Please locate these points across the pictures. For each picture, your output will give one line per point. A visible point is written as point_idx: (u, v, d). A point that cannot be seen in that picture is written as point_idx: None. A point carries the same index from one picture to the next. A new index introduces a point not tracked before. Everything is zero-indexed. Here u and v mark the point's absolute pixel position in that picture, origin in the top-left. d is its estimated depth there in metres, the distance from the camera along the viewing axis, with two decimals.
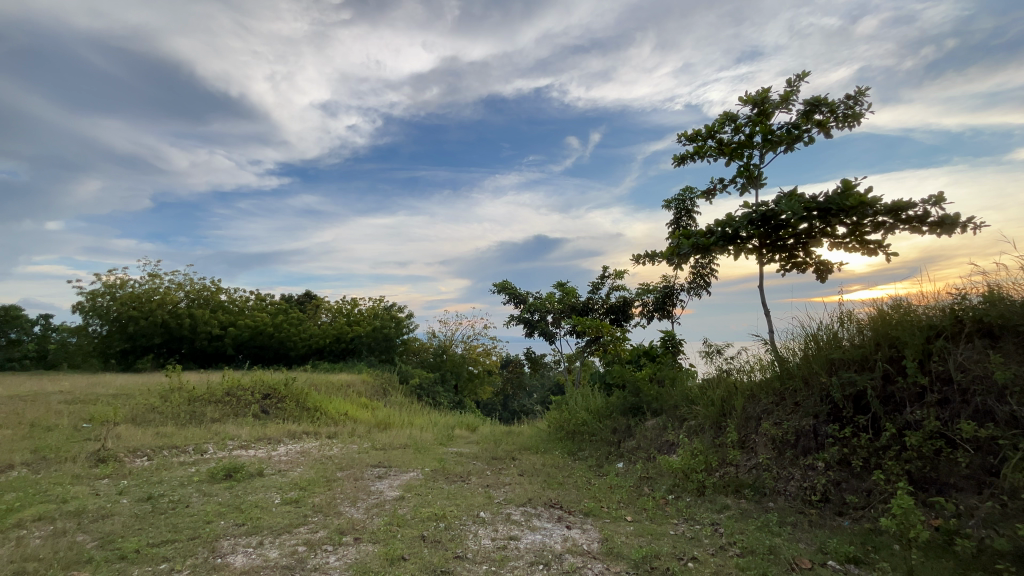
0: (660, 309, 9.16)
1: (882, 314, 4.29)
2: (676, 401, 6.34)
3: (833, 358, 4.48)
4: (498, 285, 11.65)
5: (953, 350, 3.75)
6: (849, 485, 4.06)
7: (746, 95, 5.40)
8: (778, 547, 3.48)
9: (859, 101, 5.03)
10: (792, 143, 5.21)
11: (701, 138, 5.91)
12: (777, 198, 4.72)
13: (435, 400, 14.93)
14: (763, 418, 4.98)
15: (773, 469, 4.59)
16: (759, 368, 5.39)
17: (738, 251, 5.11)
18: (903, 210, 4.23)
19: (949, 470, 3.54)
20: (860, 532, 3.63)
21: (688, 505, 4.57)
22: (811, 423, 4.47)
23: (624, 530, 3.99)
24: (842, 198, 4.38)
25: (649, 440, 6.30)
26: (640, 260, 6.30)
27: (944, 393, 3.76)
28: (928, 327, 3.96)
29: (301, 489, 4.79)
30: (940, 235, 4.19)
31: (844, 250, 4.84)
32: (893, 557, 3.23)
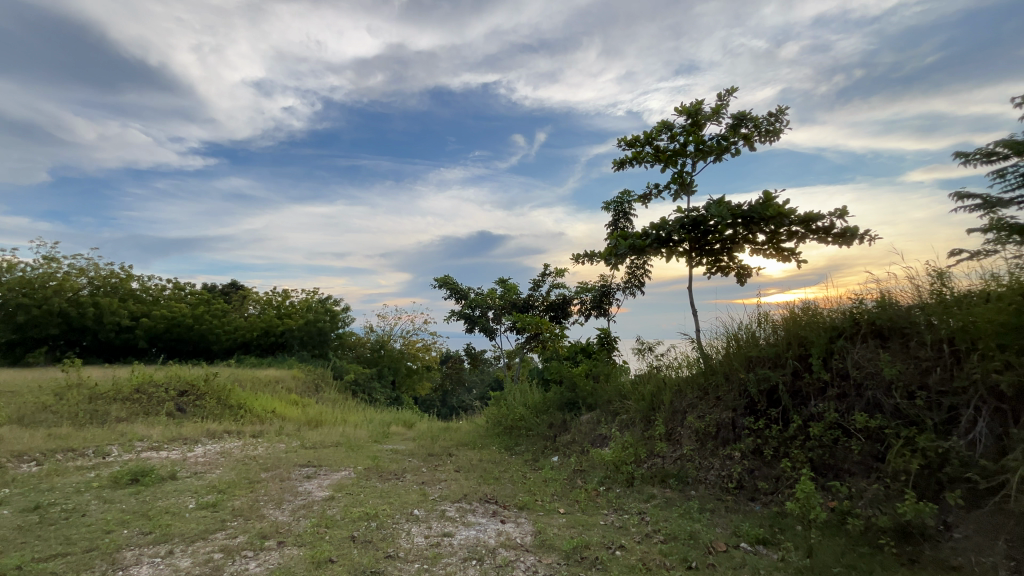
0: (597, 307, 9.45)
1: (793, 316, 4.69)
2: (609, 396, 6.59)
3: (751, 356, 4.85)
4: (439, 280, 11.49)
5: (851, 349, 4.17)
6: (760, 472, 4.39)
7: (681, 106, 5.68)
8: (698, 532, 3.71)
9: (779, 119, 5.44)
10: (720, 154, 5.54)
11: (639, 144, 6.14)
12: (706, 205, 5.02)
13: (371, 396, 14.51)
14: (688, 412, 5.30)
15: (695, 459, 4.89)
16: (686, 365, 5.71)
17: (670, 254, 5.38)
18: (813, 221, 4.64)
19: (845, 457, 3.93)
20: (769, 515, 3.93)
21: (618, 496, 4.76)
22: (730, 416, 4.82)
23: (556, 522, 4.08)
24: (763, 208, 4.74)
25: (584, 434, 6.50)
26: (580, 259, 6.46)
27: (842, 387, 4.17)
28: (831, 328, 4.38)
29: (219, 492, 4.47)
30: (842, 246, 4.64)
31: (762, 256, 5.22)
32: (795, 537, 3.53)
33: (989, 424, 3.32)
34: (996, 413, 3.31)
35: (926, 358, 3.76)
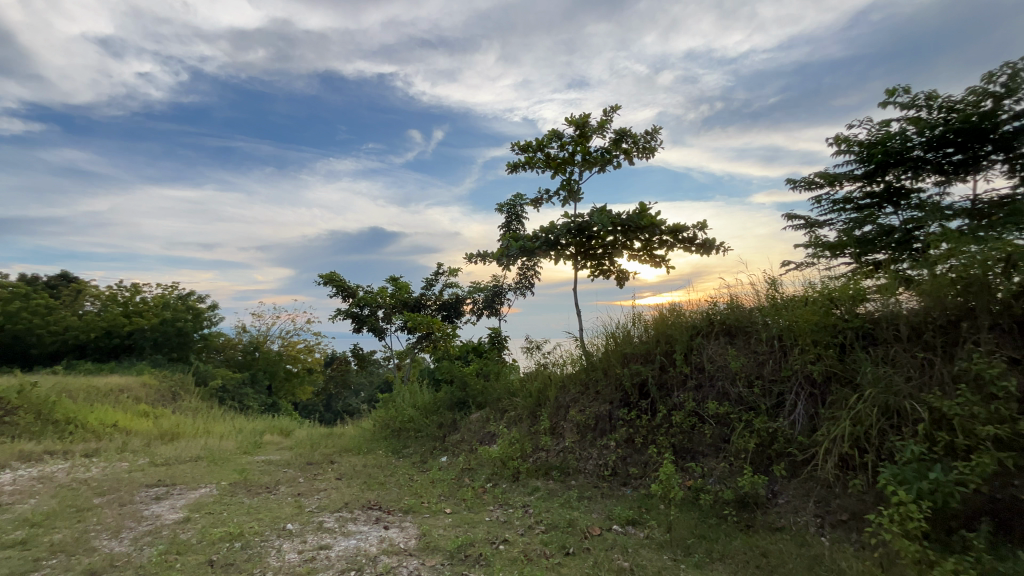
0: (489, 307, 9.58)
1: (662, 316, 5.21)
2: (499, 394, 6.72)
3: (626, 352, 5.31)
4: (325, 277, 10.76)
5: (706, 346, 4.77)
6: (632, 459, 4.80)
7: (571, 117, 5.99)
8: (576, 520, 3.93)
9: (654, 138, 6.00)
10: (604, 166, 5.95)
11: (531, 149, 6.35)
12: (590, 212, 5.36)
13: (241, 404, 13.11)
14: (570, 406, 5.62)
15: (576, 450, 5.19)
16: (569, 361, 6.03)
17: (558, 256, 5.65)
18: (680, 232, 5.21)
19: (699, 440, 4.46)
20: (638, 498, 4.31)
21: (503, 491, 4.87)
22: (607, 409, 5.20)
23: (442, 523, 4.05)
24: (639, 218, 5.20)
25: (473, 433, 6.53)
26: (472, 259, 6.49)
27: (699, 378, 4.73)
28: (692, 327, 4.97)
29: (32, 527, 3.70)
30: (702, 255, 5.26)
31: (637, 261, 5.72)
32: (659, 515, 3.91)
33: (805, 406, 3.98)
34: (810, 397, 3.98)
35: (762, 352, 4.41)
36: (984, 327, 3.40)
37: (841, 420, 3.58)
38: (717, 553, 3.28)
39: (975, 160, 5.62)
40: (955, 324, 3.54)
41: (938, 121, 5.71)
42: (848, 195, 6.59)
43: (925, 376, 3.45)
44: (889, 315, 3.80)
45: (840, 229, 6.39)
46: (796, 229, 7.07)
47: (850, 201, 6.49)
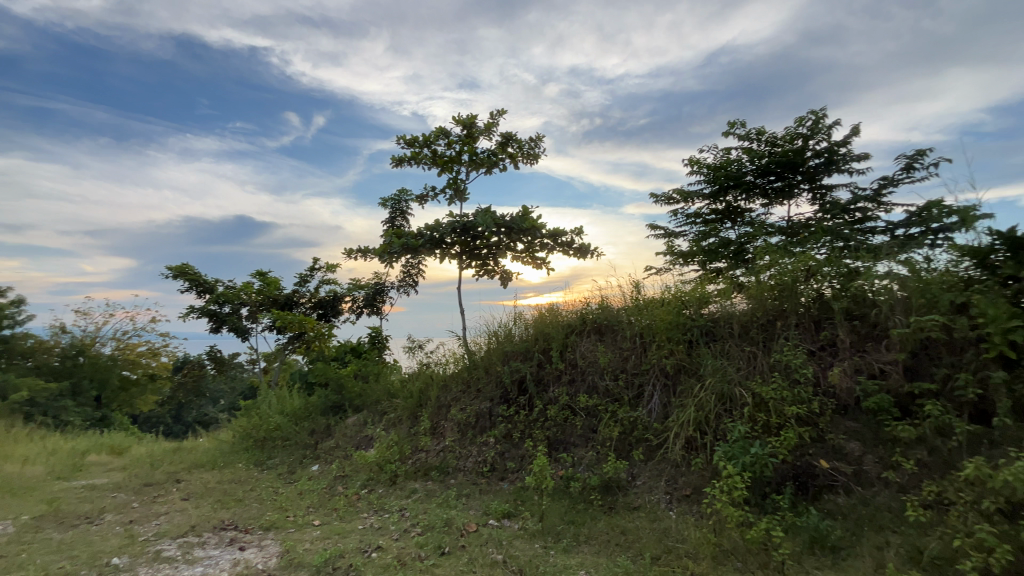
0: (369, 305, 9.15)
1: (541, 315, 5.47)
2: (378, 396, 6.46)
3: (507, 350, 5.47)
4: (174, 269, 9.36)
5: (579, 343, 5.12)
6: (509, 453, 4.94)
7: (458, 116, 5.98)
8: (452, 518, 3.93)
9: (538, 145, 6.25)
10: (490, 168, 6.04)
11: (418, 145, 6.21)
12: (475, 212, 5.41)
13: (56, 420, 10.84)
14: (452, 405, 5.61)
15: (456, 449, 5.20)
16: (452, 361, 6.01)
17: (442, 255, 5.61)
18: (560, 236, 5.50)
19: (571, 432, 4.75)
20: (514, 491, 4.44)
21: (379, 496, 4.69)
22: (487, 406, 5.30)
23: (309, 537, 3.77)
24: (521, 220, 5.37)
25: (348, 438, 6.19)
26: (352, 254, 6.15)
27: (572, 374, 5.05)
28: (567, 326, 5.30)
29: None
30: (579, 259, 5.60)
31: (520, 262, 5.91)
32: (532, 505, 4.08)
33: (660, 396, 4.45)
34: (664, 387, 4.46)
35: (627, 348, 4.85)
36: (792, 324, 4.13)
37: (688, 407, 4.08)
38: (583, 535, 3.52)
39: (790, 188, 6.80)
40: (773, 323, 4.24)
41: (764, 153, 6.80)
42: (698, 210, 7.55)
43: (750, 366, 4.08)
44: (725, 315, 4.43)
45: (691, 239, 7.30)
46: (656, 238, 7.92)
47: (699, 215, 7.44)
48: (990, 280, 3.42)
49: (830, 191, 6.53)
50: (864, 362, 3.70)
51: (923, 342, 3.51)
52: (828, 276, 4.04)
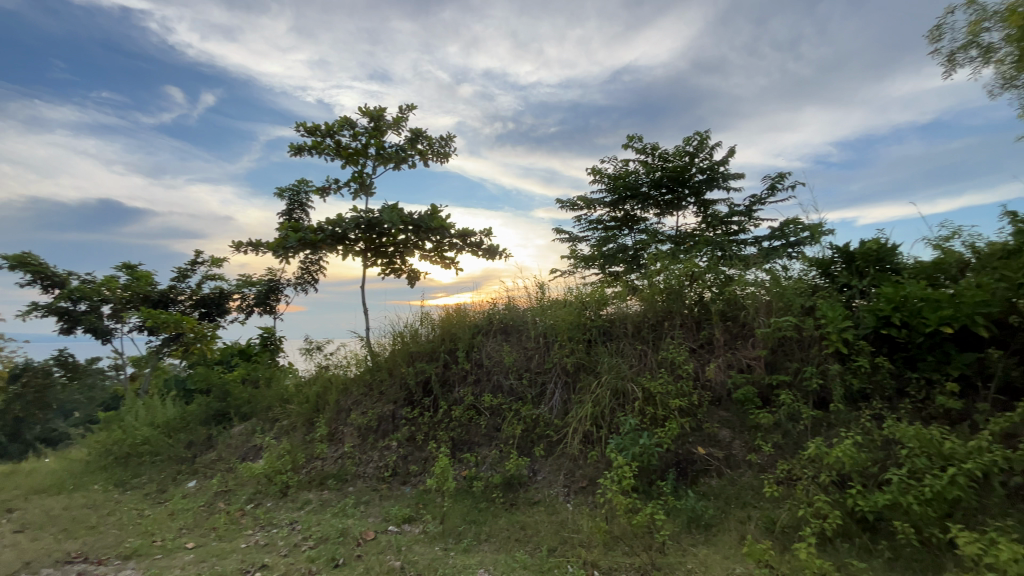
0: (261, 304, 8.42)
1: (448, 315, 5.42)
2: (269, 402, 5.97)
3: (412, 351, 5.35)
4: (11, 259, 7.85)
5: (485, 343, 5.18)
6: (412, 457, 4.82)
7: (365, 107, 5.72)
8: (349, 527, 3.74)
9: (449, 144, 6.15)
10: (398, 164, 5.86)
11: (320, 134, 5.84)
12: (381, 208, 5.21)
13: None
14: (352, 409, 5.36)
15: (355, 455, 4.96)
16: (353, 363, 5.73)
17: (345, 252, 5.33)
18: (469, 236, 5.49)
19: (475, 431, 4.77)
20: (416, 494, 4.34)
21: (267, 511, 4.32)
22: (390, 409, 5.14)
23: (180, 562, 3.36)
24: (429, 219, 5.27)
25: (233, 449, 5.63)
26: (242, 247, 5.61)
27: (478, 373, 5.09)
28: (473, 326, 5.32)
29: None
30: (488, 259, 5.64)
31: (428, 261, 5.80)
32: (434, 507, 4.02)
33: (561, 393, 4.62)
34: (565, 385, 4.65)
35: (531, 347, 4.99)
36: (677, 324, 4.54)
37: (585, 403, 4.30)
38: (484, 534, 3.54)
39: (678, 200, 7.45)
40: (661, 323, 4.62)
41: (658, 167, 7.38)
42: (599, 217, 8.00)
43: (641, 363, 4.40)
44: (621, 315, 4.74)
45: (593, 244, 7.72)
46: (561, 242, 8.26)
47: (600, 222, 7.88)
48: (830, 287, 4.04)
49: (711, 205, 7.26)
50: (735, 358, 4.16)
51: (780, 340, 4.05)
52: (707, 282, 4.51)
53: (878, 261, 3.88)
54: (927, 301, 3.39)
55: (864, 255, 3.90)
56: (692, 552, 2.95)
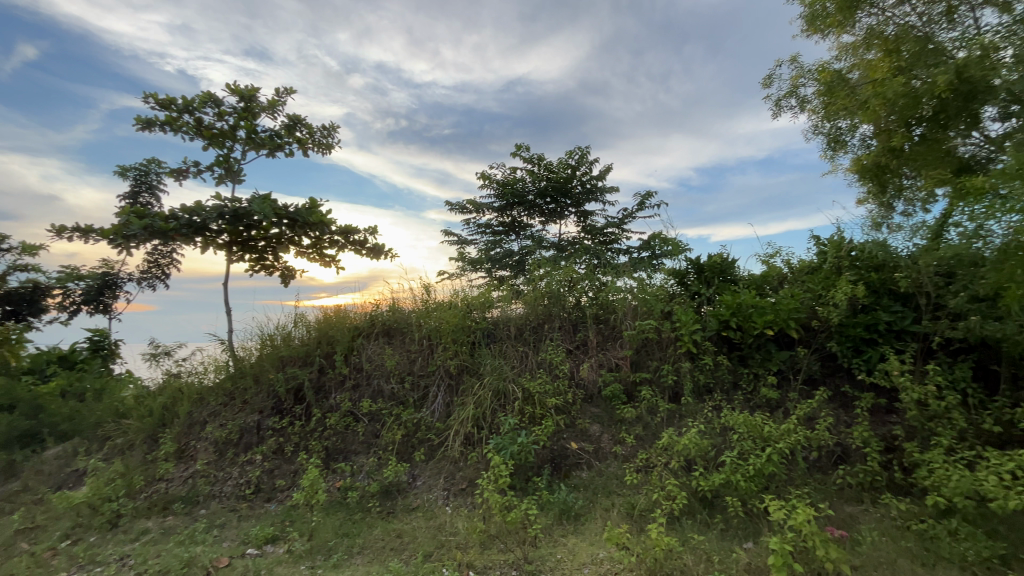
0: (93, 302, 7.10)
1: (325, 316, 5.08)
2: (99, 418, 5.05)
3: (283, 356, 4.92)
4: None
5: (366, 346, 4.97)
6: (279, 470, 4.40)
7: (234, 84, 5.03)
8: (197, 556, 3.30)
9: (332, 134, 5.40)
10: (272, 150, 5.30)
11: (175, 109, 5.10)
12: (251, 198, 4.68)
13: None
14: (208, 422, 4.75)
15: (210, 473, 4.41)
16: (211, 369, 5.07)
17: (204, 244, 4.72)
18: (352, 234, 5.14)
19: (352, 439, 4.52)
20: (282, 511, 3.97)
21: (89, 546, 3.63)
22: (255, 419, 4.66)
23: None
24: (307, 213, 4.84)
25: (45, 477, 4.65)
26: (65, 232, 4.64)
27: (357, 378, 4.85)
28: (353, 328, 5.07)
29: None
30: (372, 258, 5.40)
31: (305, 258, 5.37)
32: (302, 523, 3.71)
33: (443, 396, 4.59)
34: (448, 387, 4.62)
35: (414, 350, 4.89)
36: (556, 326, 4.79)
37: (467, 404, 4.32)
38: (357, 547, 3.37)
39: (561, 210, 7.89)
40: (541, 326, 4.84)
41: (543, 177, 7.72)
42: (488, 221, 8.13)
43: (522, 364, 4.55)
44: (504, 318, 4.85)
45: (480, 248, 7.82)
46: (450, 245, 8.24)
47: (488, 226, 8.02)
48: (684, 294, 4.58)
49: (590, 216, 7.79)
50: (605, 358, 4.51)
51: (643, 341, 4.48)
52: (583, 287, 4.83)
53: (721, 273, 4.50)
54: (756, 308, 4.02)
55: (711, 267, 4.50)
56: (562, 542, 3.12)
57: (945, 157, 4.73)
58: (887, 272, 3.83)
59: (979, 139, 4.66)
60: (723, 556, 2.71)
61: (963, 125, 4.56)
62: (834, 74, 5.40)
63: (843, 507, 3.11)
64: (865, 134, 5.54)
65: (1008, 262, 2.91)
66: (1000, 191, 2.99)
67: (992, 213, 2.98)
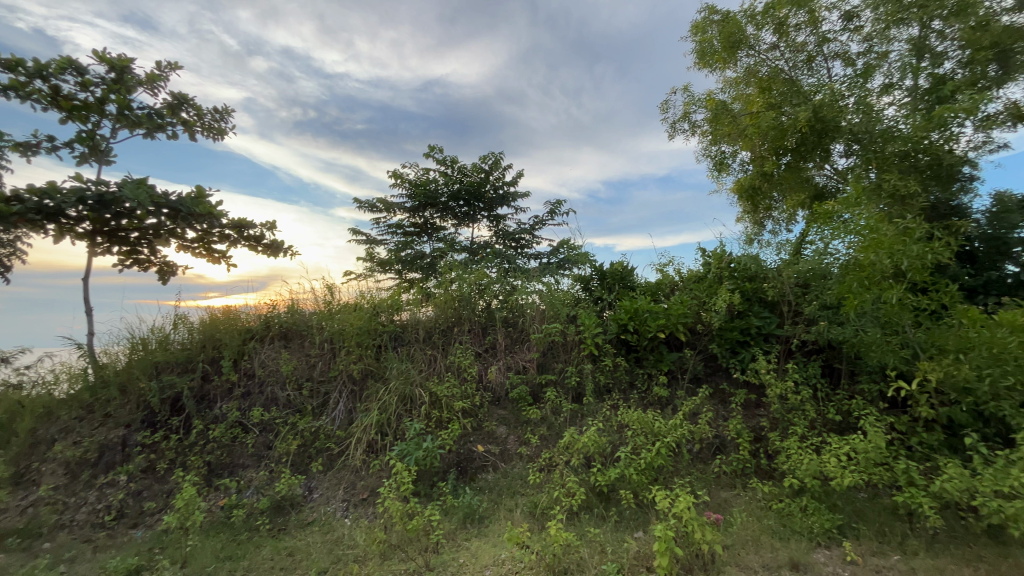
0: None
1: (212, 317, 4.60)
2: None
3: (157, 362, 4.38)
4: None
5: (259, 350, 4.58)
6: (149, 492, 3.89)
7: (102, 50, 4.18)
8: None
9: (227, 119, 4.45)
10: (150, 133, 4.34)
11: (22, 71, 4.28)
12: (121, 181, 3.92)
13: None
14: (57, 440, 4.08)
15: (58, 500, 3.77)
16: (65, 378, 4.35)
17: (59, 233, 4.02)
18: (246, 228, 4.27)
19: (240, 452, 4.14)
20: (151, 538, 3.49)
21: None
22: (120, 435, 4.09)
23: None
24: (193, 202, 3.99)
25: None
26: None
27: (247, 386, 4.46)
28: (245, 331, 4.65)
29: None
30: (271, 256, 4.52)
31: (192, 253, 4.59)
32: (175, 549, 3.30)
33: (345, 403, 4.36)
34: (350, 393, 4.40)
35: (314, 354, 4.59)
36: (465, 330, 4.78)
37: (371, 411, 4.16)
38: (241, 570, 3.08)
39: (474, 213, 7.91)
40: (451, 329, 4.80)
41: (456, 180, 7.70)
42: (399, 222, 7.92)
43: (430, 368, 4.48)
44: (413, 322, 4.74)
45: (390, 249, 7.58)
46: (358, 244, 7.89)
47: (399, 227, 7.80)
48: (588, 299, 4.81)
49: (502, 220, 7.90)
50: (513, 361, 4.59)
51: (549, 344, 4.62)
52: (493, 291, 4.87)
53: (622, 280, 4.79)
54: (650, 313, 4.34)
55: (613, 275, 4.79)
56: (465, 545, 3.11)
57: (804, 184, 5.49)
58: (758, 282, 4.35)
59: (829, 171, 5.41)
60: (615, 546, 2.88)
61: (817, 159, 5.31)
62: (719, 103, 6.03)
63: (719, 493, 3.46)
64: (744, 160, 6.24)
65: (847, 276, 3.45)
66: (843, 216, 3.53)
67: (837, 234, 3.51)
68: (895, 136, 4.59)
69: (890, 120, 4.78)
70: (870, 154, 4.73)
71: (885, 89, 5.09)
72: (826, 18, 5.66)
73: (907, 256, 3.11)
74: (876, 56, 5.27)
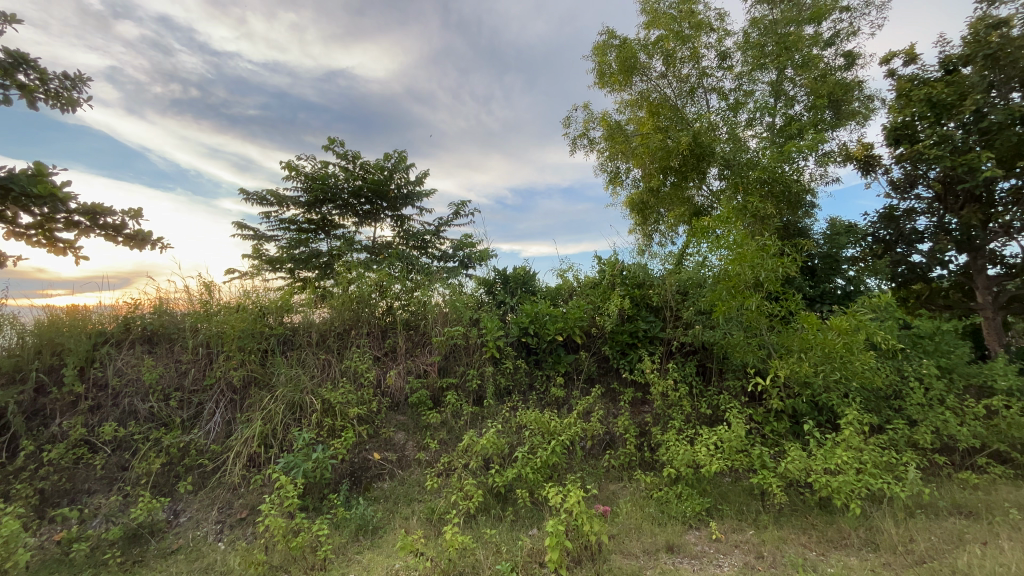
0: None
1: (51, 318, 3.89)
2: None
3: None
4: None
5: (114, 356, 3.99)
6: None
7: None
8: None
9: (82, 89, 3.54)
10: None
11: None
12: None
13: None
14: None
15: None
16: None
17: None
18: (100, 214, 3.36)
19: (85, 476, 3.56)
20: None
21: None
22: None
23: None
24: (28, 180, 3.11)
25: None
26: None
27: (98, 398, 3.86)
28: (96, 334, 4.01)
29: None
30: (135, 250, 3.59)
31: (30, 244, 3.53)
32: None
33: (223, 413, 3.95)
34: (229, 403, 3.99)
35: (185, 360, 4.10)
36: (363, 333, 4.57)
37: (253, 421, 3.80)
38: None
39: (376, 212, 7.63)
40: (348, 332, 4.56)
41: (358, 176, 7.37)
42: (292, 217, 7.39)
43: (323, 373, 4.21)
44: (305, 324, 4.44)
45: (281, 246, 7.04)
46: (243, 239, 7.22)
47: (293, 222, 7.29)
48: (491, 303, 4.87)
49: (406, 220, 7.73)
50: (413, 365, 4.48)
51: (451, 348, 4.59)
52: (394, 293, 4.72)
53: (524, 284, 4.93)
54: (550, 317, 4.52)
55: (515, 279, 4.90)
56: (355, 559, 2.96)
57: (685, 202, 6.08)
58: (645, 289, 4.73)
59: (707, 192, 6.04)
60: (510, 545, 2.93)
61: (695, 180, 5.93)
62: (614, 123, 6.48)
63: (607, 486, 3.68)
64: (635, 177, 6.76)
65: (718, 286, 3.87)
66: (717, 232, 3.94)
67: (711, 248, 3.91)
68: (756, 165, 5.28)
69: (753, 151, 5.49)
70: (737, 179, 5.38)
71: (749, 124, 5.83)
72: (705, 55, 6.33)
73: (764, 269, 3.60)
74: (744, 93, 6.00)
